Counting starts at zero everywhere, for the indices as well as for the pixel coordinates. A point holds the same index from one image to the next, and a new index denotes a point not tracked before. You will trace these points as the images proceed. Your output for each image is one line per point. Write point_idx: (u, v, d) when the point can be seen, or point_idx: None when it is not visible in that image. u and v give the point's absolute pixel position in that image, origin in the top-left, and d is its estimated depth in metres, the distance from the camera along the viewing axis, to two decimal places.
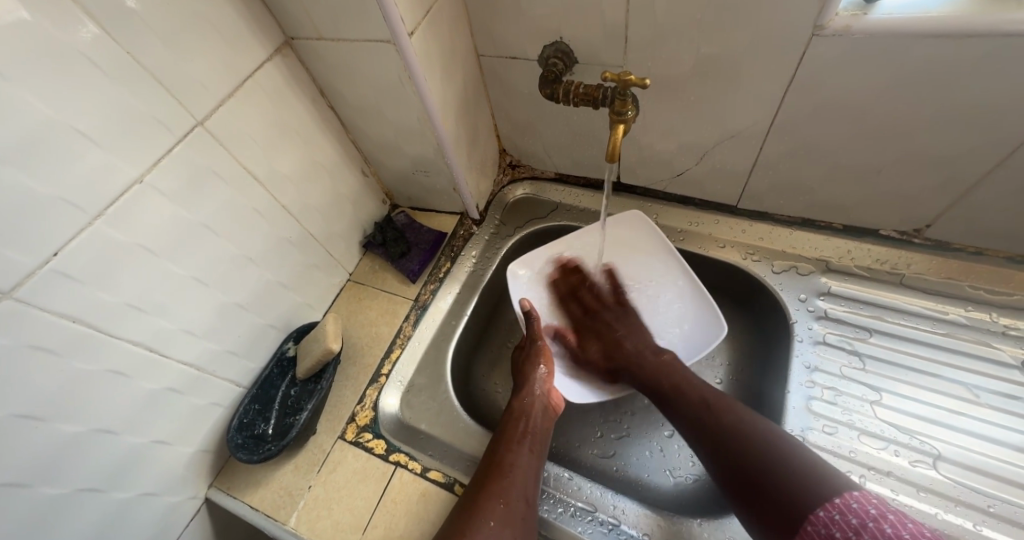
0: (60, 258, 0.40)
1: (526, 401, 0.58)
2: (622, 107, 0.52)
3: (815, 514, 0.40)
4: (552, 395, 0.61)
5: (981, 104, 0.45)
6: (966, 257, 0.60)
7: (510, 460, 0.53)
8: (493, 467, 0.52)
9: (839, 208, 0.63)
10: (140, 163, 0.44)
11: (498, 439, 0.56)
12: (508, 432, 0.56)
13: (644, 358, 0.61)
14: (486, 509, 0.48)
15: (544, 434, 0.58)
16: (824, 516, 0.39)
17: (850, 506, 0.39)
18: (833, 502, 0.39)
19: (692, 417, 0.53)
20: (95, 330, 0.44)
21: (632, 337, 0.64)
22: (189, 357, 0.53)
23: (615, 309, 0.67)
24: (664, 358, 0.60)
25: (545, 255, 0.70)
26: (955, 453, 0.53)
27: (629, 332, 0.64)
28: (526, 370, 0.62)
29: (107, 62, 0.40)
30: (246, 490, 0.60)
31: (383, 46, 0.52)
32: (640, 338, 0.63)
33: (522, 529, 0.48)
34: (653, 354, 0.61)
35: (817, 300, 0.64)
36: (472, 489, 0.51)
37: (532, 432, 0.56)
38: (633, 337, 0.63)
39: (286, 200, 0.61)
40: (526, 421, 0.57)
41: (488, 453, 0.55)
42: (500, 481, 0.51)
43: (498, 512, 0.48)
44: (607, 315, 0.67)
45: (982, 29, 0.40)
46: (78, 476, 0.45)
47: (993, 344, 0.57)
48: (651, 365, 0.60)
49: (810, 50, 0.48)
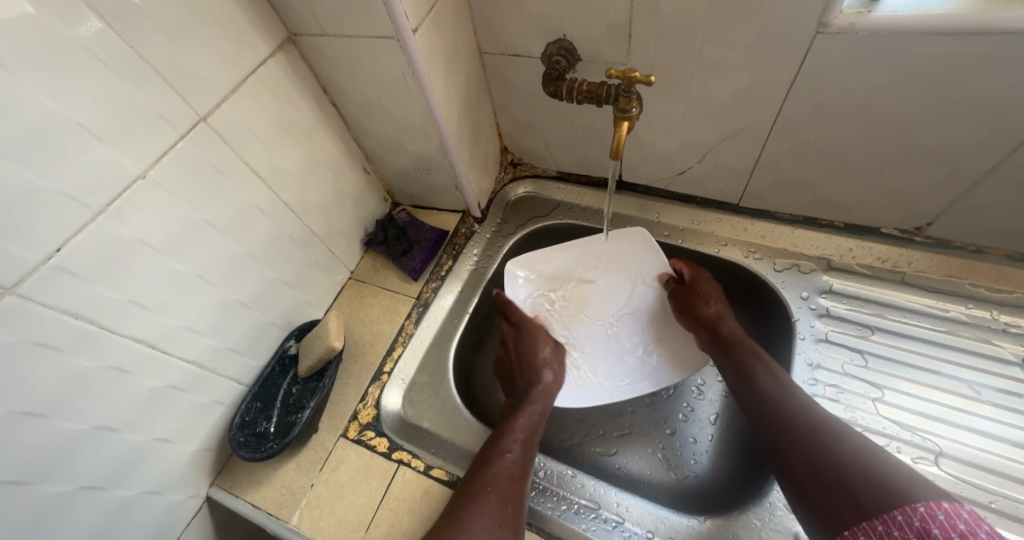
0: (62, 254, 0.39)
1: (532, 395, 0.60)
2: (626, 105, 0.52)
3: (912, 506, 0.36)
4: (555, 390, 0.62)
5: (983, 102, 0.45)
6: (967, 255, 0.60)
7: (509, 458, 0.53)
8: (489, 460, 0.52)
9: (841, 206, 0.63)
10: (143, 159, 0.44)
11: (497, 433, 0.56)
12: (511, 427, 0.56)
13: (719, 326, 0.60)
14: (478, 504, 0.48)
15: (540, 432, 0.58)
16: (923, 510, 0.35)
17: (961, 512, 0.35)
18: (939, 503, 0.36)
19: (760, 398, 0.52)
20: (98, 327, 0.43)
21: (715, 303, 0.62)
22: (191, 355, 0.53)
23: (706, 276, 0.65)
24: (739, 333, 0.58)
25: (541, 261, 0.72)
26: (957, 450, 0.53)
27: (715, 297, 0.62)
28: (530, 365, 0.63)
29: (110, 57, 0.39)
30: (248, 488, 0.59)
31: (387, 43, 0.52)
32: (722, 308, 0.61)
33: (514, 527, 0.48)
34: (729, 327, 0.59)
35: (819, 298, 0.64)
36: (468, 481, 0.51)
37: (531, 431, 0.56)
38: (715, 302, 0.61)
39: (288, 198, 0.60)
40: (529, 419, 0.57)
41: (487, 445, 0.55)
42: (495, 477, 0.51)
43: (490, 506, 0.48)
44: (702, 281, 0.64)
45: (985, 27, 0.40)
46: (80, 473, 0.45)
47: (993, 341, 0.57)
48: (729, 334, 0.58)
49: (814, 48, 0.48)
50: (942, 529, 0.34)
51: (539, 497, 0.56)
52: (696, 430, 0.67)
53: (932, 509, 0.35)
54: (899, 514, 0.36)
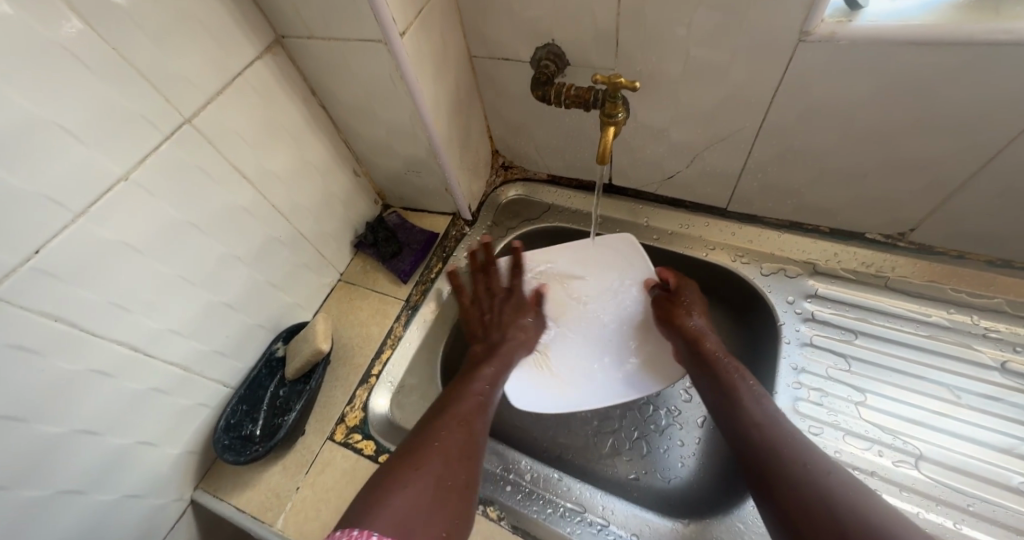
0: (41, 256, 0.39)
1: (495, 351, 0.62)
2: (613, 110, 0.52)
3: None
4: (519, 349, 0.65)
5: (963, 111, 0.46)
6: (949, 260, 0.61)
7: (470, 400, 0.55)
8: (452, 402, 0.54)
9: (826, 212, 0.64)
10: (126, 160, 0.43)
11: (458, 383, 0.58)
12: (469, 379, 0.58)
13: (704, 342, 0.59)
14: (442, 434, 0.50)
15: (500, 382, 0.60)
16: None
17: None
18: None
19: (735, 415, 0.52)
20: (79, 330, 0.43)
21: (699, 319, 0.62)
22: (175, 358, 0.53)
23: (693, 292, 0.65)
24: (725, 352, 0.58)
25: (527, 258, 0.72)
26: (937, 453, 0.54)
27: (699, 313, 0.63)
28: (500, 321, 0.66)
29: (93, 59, 0.39)
30: (233, 492, 0.59)
31: (375, 46, 0.52)
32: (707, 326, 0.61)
33: (473, 458, 0.50)
34: (716, 344, 0.59)
35: (804, 302, 0.65)
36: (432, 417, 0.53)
37: (492, 382, 0.59)
38: (699, 319, 0.62)
39: (276, 200, 0.60)
40: (492, 370, 0.60)
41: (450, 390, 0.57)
42: (458, 414, 0.53)
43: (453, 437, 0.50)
44: (687, 295, 0.64)
45: (962, 38, 0.41)
46: (60, 477, 0.44)
47: (974, 346, 0.58)
48: (713, 351, 0.58)
49: (797, 56, 0.48)
50: None
51: (525, 501, 0.56)
52: (683, 433, 0.67)
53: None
54: None
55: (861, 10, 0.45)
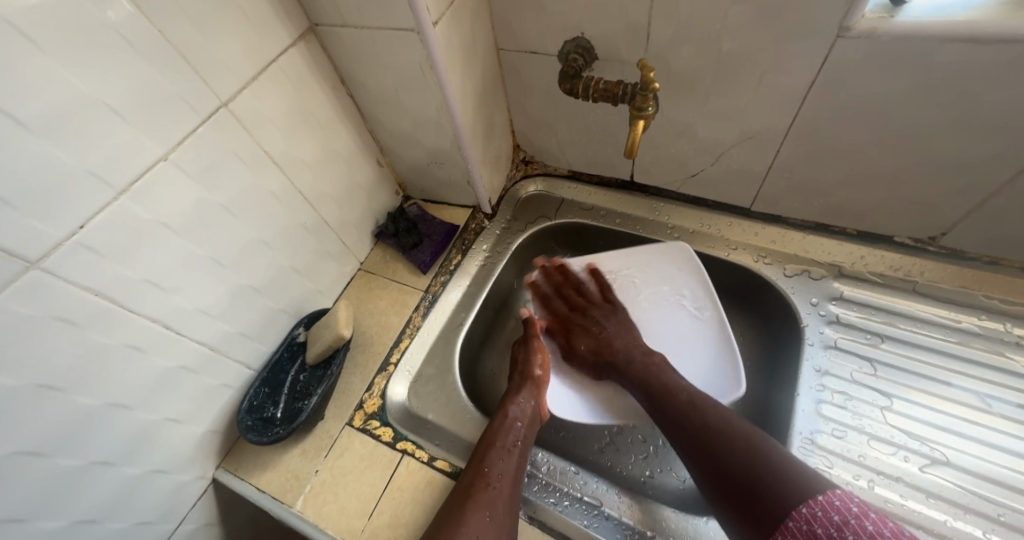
0: (84, 231, 0.40)
1: (517, 409, 0.59)
2: (643, 103, 0.54)
3: (798, 510, 0.41)
4: (542, 402, 0.62)
5: (1005, 112, 0.45)
6: (981, 266, 0.59)
7: (498, 468, 0.53)
8: (479, 474, 0.52)
9: (854, 214, 0.63)
10: (165, 141, 0.44)
11: (481, 447, 0.55)
12: (498, 436, 0.56)
13: (631, 357, 0.61)
14: (473, 519, 0.48)
15: (532, 431, 0.59)
16: (824, 500, 0.41)
17: (832, 502, 0.40)
18: (816, 499, 0.41)
19: (669, 412, 0.54)
20: (115, 305, 0.44)
21: (620, 335, 0.64)
22: (204, 337, 0.54)
23: (602, 308, 0.68)
24: (653, 358, 0.60)
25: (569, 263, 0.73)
26: (964, 460, 0.53)
27: (615, 329, 0.65)
28: (525, 372, 0.63)
29: (139, 40, 0.40)
30: (253, 472, 0.60)
31: (406, 35, 0.52)
32: (630, 337, 0.64)
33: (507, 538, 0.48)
34: (641, 354, 0.61)
35: (829, 305, 0.64)
36: (460, 493, 0.51)
37: (520, 443, 0.56)
38: (623, 338, 0.64)
39: (303, 185, 0.61)
40: (519, 427, 0.57)
41: (474, 455, 0.55)
42: (486, 490, 0.50)
43: (482, 523, 0.48)
44: (594, 313, 0.68)
45: (1008, 35, 0.40)
46: (93, 448, 0.46)
47: (1005, 354, 0.57)
48: (639, 363, 0.60)
49: (834, 51, 0.47)
50: (822, 524, 0.39)
51: (542, 492, 0.57)
52: None
53: (812, 508, 0.40)
54: (805, 507, 0.41)
55: (903, 6, 0.44)
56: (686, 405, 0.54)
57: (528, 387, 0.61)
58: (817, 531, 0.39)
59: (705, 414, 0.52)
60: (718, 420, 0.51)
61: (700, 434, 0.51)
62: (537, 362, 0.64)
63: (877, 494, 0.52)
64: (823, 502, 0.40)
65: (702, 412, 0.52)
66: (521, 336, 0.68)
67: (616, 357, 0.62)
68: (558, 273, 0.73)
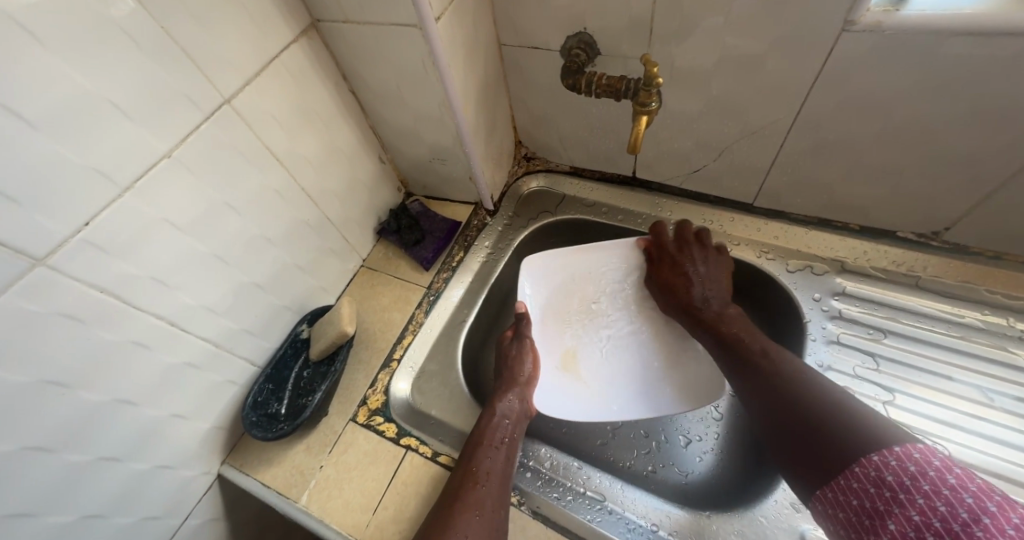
0: (89, 228, 0.40)
1: (505, 406, 0.59)
2: (646, 98, 0.54)
3: (868, 457, 0.37)
4: (530, 400, 0.62)
5: (1010, 106, 0.45)
6: (984, 261, 0.59)
7: (486, 467, 0.53)
8: (468, 473, 0.52)
9: (857, 208, 0.63)
10: (168, 138, 0.44)
11: (469, 448, 0.55)
12: (486, 436, 0.56)
13: (706, 308, 0.61)
14: (461, 518, 0.48)
15: (520, 429, 0.59)
16: (899, 450, 0.36)
17: (910, 454, 0.35)
18: (891, 448, 0.36)
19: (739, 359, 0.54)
20: (120, 301, 0.44)
21: (705, 282, 0.63)
22: (208, 334, 0.54)
23: (702, 249, 0.66)
24: (728, 314, 0.60)
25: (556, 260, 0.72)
26: (967, 455, 0.53)
27: (703, 277, 0.63)
28: (512, 372, 0.64)
29: (142, 36, 0.40)
30: (258, 468, 0.60)
31: (409, 30, 0.52)
32: (710, 286, 0.63)
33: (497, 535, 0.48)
34: (717, 306, 0.61)
35: (831, 301, 0.64)
36: (450, 492, 0.52)
37: (508, 440, 0.57)
38: (707, 286, 0.63)
39: (306, 181, 0.61)
40: (506, 424, 0.58)
41: (463, 454, 0.55)
42: (475, 489, 0.51)
43: (470, 521, 0.48)
44: (695, 252, 0.65)
45: (1014, 28, 0.40)
46: (100, 444, 0.46)
47: (1008, 348, 0.57)
48: (714, 314, 0.60)
49: (838, 46, 0.47)
50: (896, 474, 0.35)
51: (546, 487, 0.57)
52: (701, 429, 0.68)
53: (885, 456, 0.36)
54: (874, 456, 0.36)
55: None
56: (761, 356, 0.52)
57: (518, 386, 0.62)
58: (887, 478, 0.35)
59: (779, 364, 0.51)
60: (787, 377, 0.49)
61: (768, 380, 0.50)
62: (525, 363, 0.65)
63: None
64: (898, 453, 0.36)
65: (776, 362, 0.51)
66: (513, 332, 0.68)
67: (691, 305, 0.62)
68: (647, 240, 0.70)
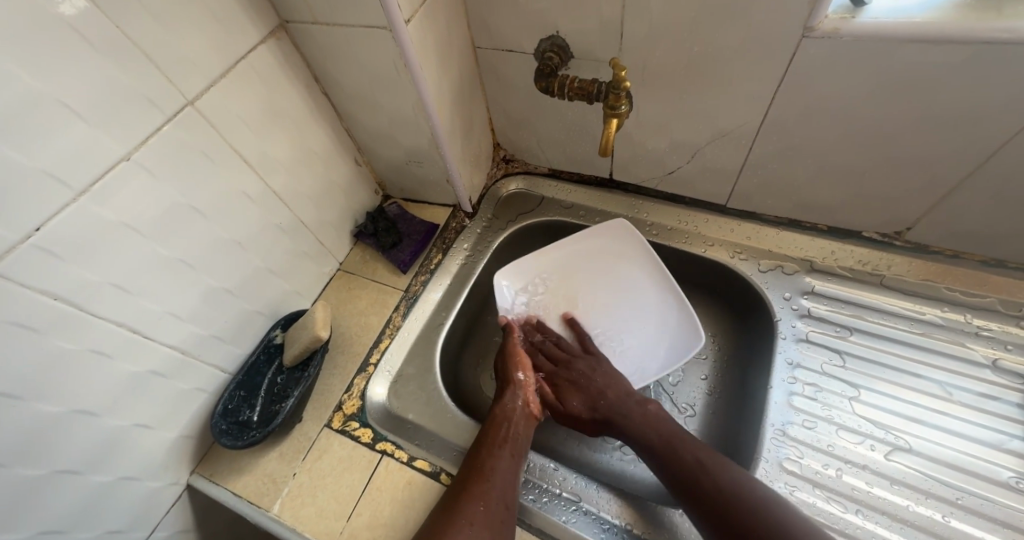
0: (42, 233, 0.39)
1: (509, 406, 0.60)
2: (616, 102, 0.54)
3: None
4: (533, 398, 0.63)
5: (961, 110, 0.47)
6: (945, 260, 0.61)
7: (492, 463, 0.53)
8: (472, 471, 0.52)
9: (825, 209, 0.65)
10: (127, 140, 0.43)
11: (475, 447, 0.56)
12: (489, 433, 0.56)
13: (630, 412, 0.59)
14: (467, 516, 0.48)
15: (528, 428, 0.60)
16: None
17: None
18: None
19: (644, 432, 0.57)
20: (76, 309, 0.43)
21: (610, 384, 0.62)
22: (174, 341, 0.53)
23: (586, 358, 0.65)
24: (649, 408, 0.58)
25: (530, 265, 0.73)
26: (927, 447, 0.55)
27: (608, 385, 0.62)
28: (508, 375, 0.64)
29: (98, 38, 0.39)
30: (229, 477, 0.59)
31: (379, 33, 0.52)
32: (617, 386, 0.62)
33: (503, 529, 0.49)
34: (637, 404, 0.59)
35: (801, 299, 0.65)
36: (453, 492, 0.51)
37: (513, 436, 0.57)
38: (612, 388, 0.61)
39: (277, 185, 0.60)
40: (510, 423, 0.58)
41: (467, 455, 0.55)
42: (480, 485, 0.51)
43: (479, 516, 0.48)
44: (579, 364, 0.64)
45: (962, 36, 0.42)
46: (57, 457, 0.44)
47: (967, 344, 0.59)
48: (638, 417, 0.58)
49: (800, 51, 0.48)
50: None
51: (521, 489, 0.57)
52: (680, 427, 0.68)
53: None
54: None
55: (864, 7, 0.45)
56: (692, 463, 0.51)
57: (520, 386, 0.62)
58: None
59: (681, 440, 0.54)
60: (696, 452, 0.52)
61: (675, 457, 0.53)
62: (520, 363, 0.65)
63: (845, 482, 0.54)
64: None
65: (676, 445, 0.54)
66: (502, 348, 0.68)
67: (611, 413, 0.59)
68: (535, 328, 0.69)
